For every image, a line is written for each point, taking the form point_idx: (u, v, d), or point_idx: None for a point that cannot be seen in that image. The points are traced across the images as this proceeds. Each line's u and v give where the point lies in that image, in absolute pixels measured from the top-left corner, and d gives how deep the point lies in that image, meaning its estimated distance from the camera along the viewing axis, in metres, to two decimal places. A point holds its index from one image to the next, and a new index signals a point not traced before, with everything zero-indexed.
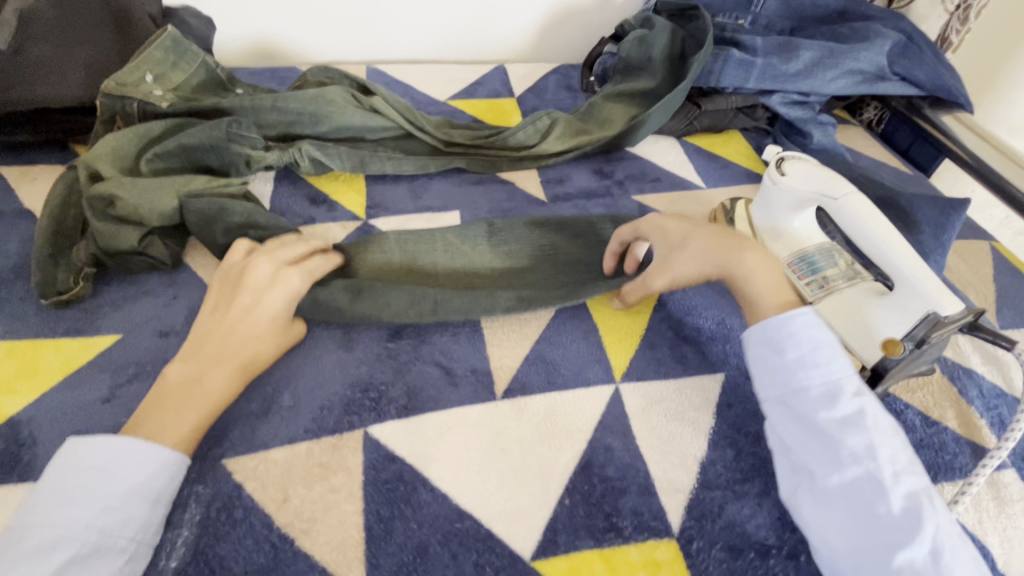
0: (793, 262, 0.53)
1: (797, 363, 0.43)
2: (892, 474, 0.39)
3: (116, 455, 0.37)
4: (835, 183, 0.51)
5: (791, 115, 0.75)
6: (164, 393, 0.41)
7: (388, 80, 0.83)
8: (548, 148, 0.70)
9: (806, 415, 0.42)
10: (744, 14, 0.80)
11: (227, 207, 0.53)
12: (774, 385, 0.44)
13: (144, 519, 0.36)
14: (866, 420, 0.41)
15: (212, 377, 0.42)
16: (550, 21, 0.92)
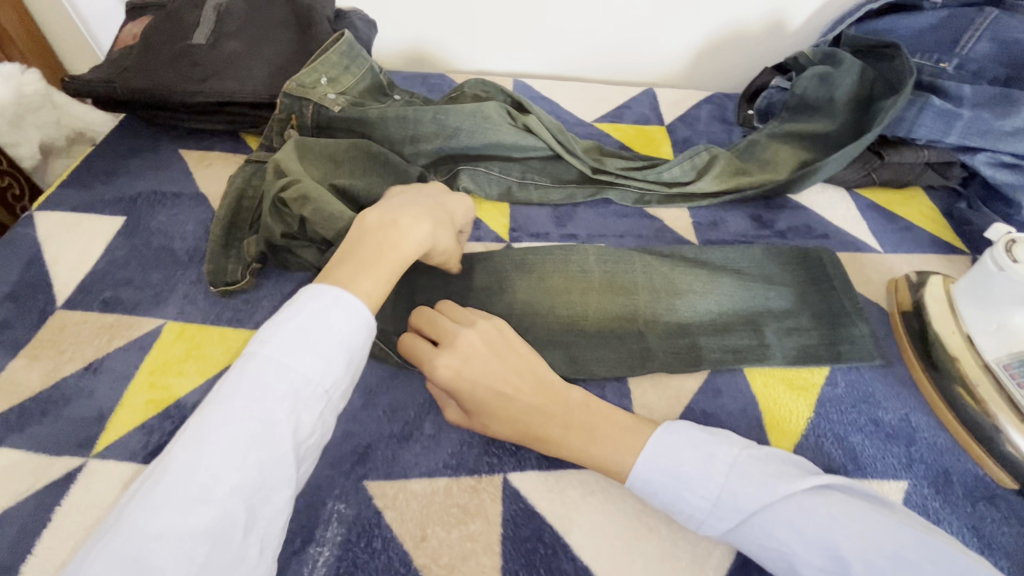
0: (1011, 364, 0.45)
1: (676, 488, 0.38)
2: (880, 556, 0.33)
3: (320, 318, 0.37)
4: None
5: (995, 179, 0.64)
6: (365, 235, 0.43)
7: (534, 96, 0.82)
8: (705, 186, 0.65)
9: (757, 546, 0.36)
10: (948, 57, 0.71)
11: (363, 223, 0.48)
12: (690, 525, 0.38)
13: (334, 380, 0.36)
14: (723, 493, 0.37)
15: (409, 238, 0.43)
16: (709, 46, 0.86)
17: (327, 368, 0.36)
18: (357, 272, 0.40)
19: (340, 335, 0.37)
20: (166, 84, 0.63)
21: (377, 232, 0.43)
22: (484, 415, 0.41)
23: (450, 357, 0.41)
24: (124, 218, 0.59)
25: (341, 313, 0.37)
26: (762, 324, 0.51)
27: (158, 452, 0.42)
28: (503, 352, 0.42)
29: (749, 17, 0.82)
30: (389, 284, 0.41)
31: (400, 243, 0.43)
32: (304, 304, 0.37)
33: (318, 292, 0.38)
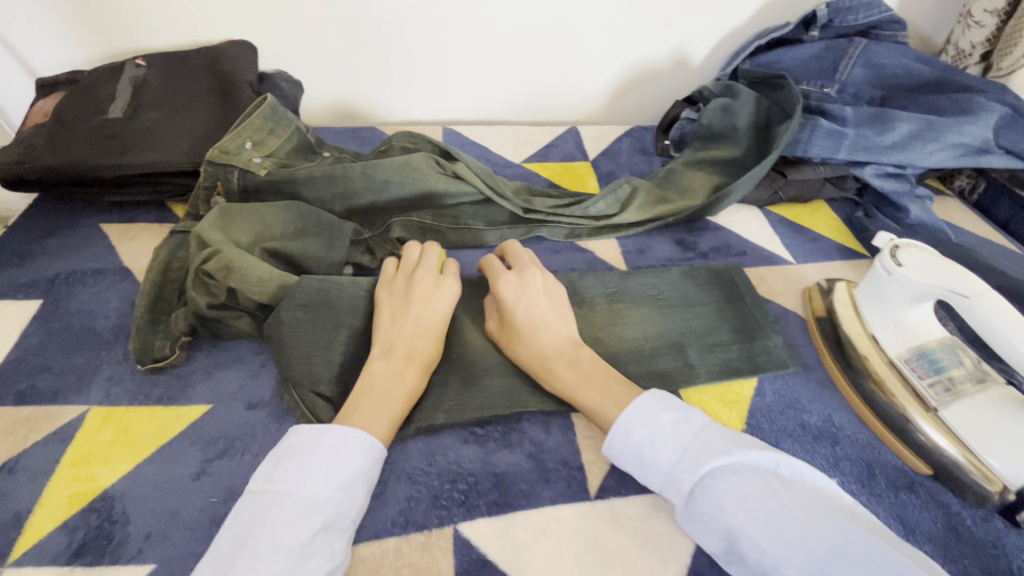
0: (913, 359, 0.49)
1: (651, 441, 0.41)
2: (815, 545, 0.33)
3: (346, 456, 0.39)
4: (964, 279, 0.46)
5: (886, 188, 0.71)
6: (371, 384, 0.44)
7: (464, 142, 0.85)
8: (629, 216, 0.68)
9: (707, 516, 0.38)
10: (829, 82, 0.79)
11: (304, 281, 0.50)
12: (654, 483, 0.41)
13: (357, 507, 0.39)
14: (677, 468, 0.40)
15: (412, 374, 0.46)
16: (623, 83, 0.92)
17: (351, 503, 0.38)
18: (363, 419, 0.42)
19: (363, 467, 0.40)
20: (81, 159, 0.61)
21: (384, 378, 0.45)
22: (533, 331, 0.49)
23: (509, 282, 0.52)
24: (41, 302, 0.56)
25: (363, 450, 0.40)
26: (687, 345, 0.54)
27: (84, 551, 0.39)
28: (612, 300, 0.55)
29: (654, 56, 0.89)
30: (390, 422, 0.43)
31: (405, 385, 0.45)
32: (335, 440, 0.40)
33: (345, 430, 0.41)
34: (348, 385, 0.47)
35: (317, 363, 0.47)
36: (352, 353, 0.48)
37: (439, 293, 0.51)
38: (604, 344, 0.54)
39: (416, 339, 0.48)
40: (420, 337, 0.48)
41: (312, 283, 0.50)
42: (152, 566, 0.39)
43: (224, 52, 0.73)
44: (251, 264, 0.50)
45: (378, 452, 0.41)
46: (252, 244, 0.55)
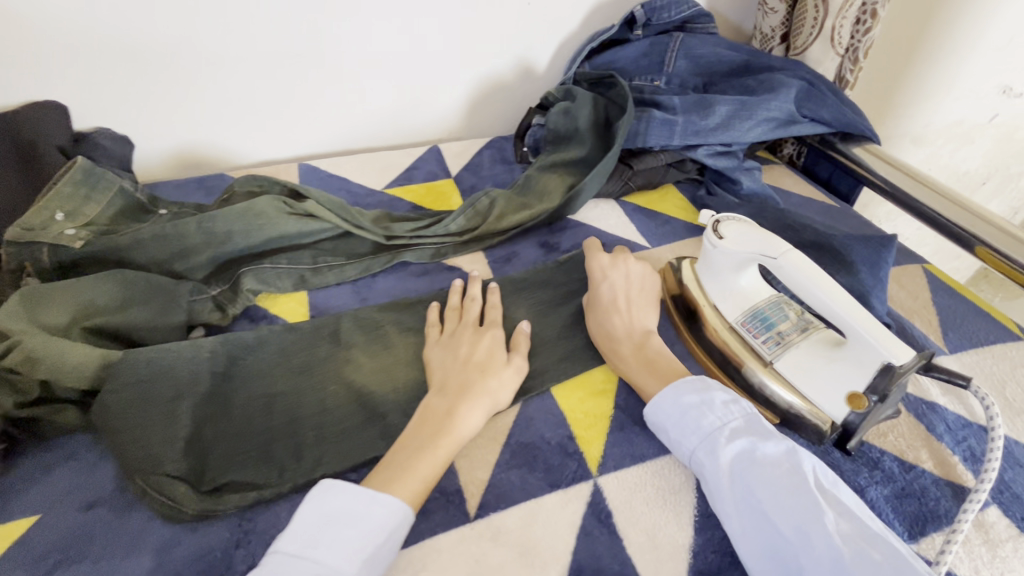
0: (748, 321, 0.53)
1: (700, 409, 0.45)
2: (749, 510, 0.40)
3: (350, 504, 0.40)
4: (773, 242, 0.51)
5: (718, 165, 0.78)
6: (420, 426, 0.46)
7: (322, 175, 0.82)
8: (491, 227, 0.69)
9: (728, 484, 0.42)
10: (659, 75, 0.86)
11: (127, 357, 0.48)
12: (686, 443, 0.45)
13: (390, 533, 0.39)
14: (727, 440, 0.43)
15: (464, 419, 0.46)
16: (476, 97, 0.94)
17: (380, 534, 0.39)
18: (412, 456, 0.44)
19: (376, 502, 0.40)
20: None
21: (441, 416, 0.46)
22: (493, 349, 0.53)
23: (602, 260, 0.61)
24: None
25: (366, 498, 0.40)
26: (557, 346, 0.56)
27: None
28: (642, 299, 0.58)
29: (500, 67, 0.92)
30: (436, 464, 0.44)
31: (456, 424, 0.46)
32: (336, 497, 0.40)
33: (336, 487, 0.41)
34: (197, 459, 0.45)
35: (158, 443, 0.45)
36: (199, 423, 0.47)
37: (482, 340, 0.53)
38: None
39: (456, 381, 0.49)
40: (469, 375, 0.50)
41: (136, 357, 0.48)
42: None
43: (22, 117, 0.65)
44: (67, 351, 0.46)
45: (404, 513, 0.40)
46: (71, 325, 0.50)
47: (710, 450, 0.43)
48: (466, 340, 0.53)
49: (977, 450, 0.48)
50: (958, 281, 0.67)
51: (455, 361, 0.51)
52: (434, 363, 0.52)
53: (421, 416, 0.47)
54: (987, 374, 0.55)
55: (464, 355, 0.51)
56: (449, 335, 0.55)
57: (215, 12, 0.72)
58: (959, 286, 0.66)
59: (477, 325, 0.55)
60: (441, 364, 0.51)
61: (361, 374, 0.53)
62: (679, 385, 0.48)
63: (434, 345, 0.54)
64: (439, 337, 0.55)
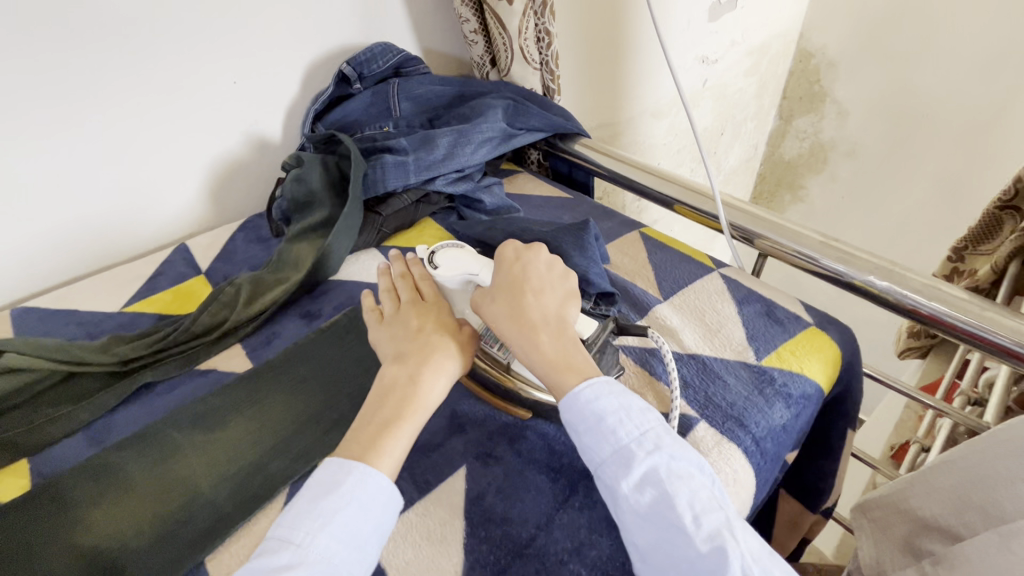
0: (487, 333, 0.54)
1: (619, 415, 0.45)
2: (659, 527, 0.41)
3: (324, 488, 0.42)
4: (473, 261, 0.54)
5: (460, 191, 0.83)
6: (383, 404, 0.47)
7: (41, 315, 0.72)
8: (241, 315, 0.67)
9: (636, 502, 0.42)
10: (388, 120, 0.90)
11: None
12: (602, 451, 0.45)
13: (355, 502, 0.42)
14: (646, 454, 0.44)
15: (428, 386, 0.47)
16: (216, 183, 0.90)
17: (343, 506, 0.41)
18: (377, 437, 0.45)
19: (350, 475, 0.42)
20: None
21: (404, 384, 0.47)
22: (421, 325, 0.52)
23: (513, 249, 0.53)
24: None
25: (335, 479, 0.42)
26: (322, 417, 0.56)
27: None
28: (556, 278, 0.53)
29: (230, 148, 0.89)
30: (408, 438, 0.46)
31: (424, 389, 0.47)
32: (330, 478, 0.43)
33: (337, 468, 0.43)
34: None
35: None
36: None
37: (417, 314, 0.53)
38: (227, 461, 0.53)
39: (419, 347, 0.50)
40: (422, 343, 0.50)
41: None
42: None
43: None
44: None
45: (370, 478, 0.43)
46: None
47: (627, 463, 0.43)
48: (411, 314, 0.53)
49: (688, 378, 0.57)
50: (668, 235, 0.79)
51: (410, 335, 0.51)
52: (388, 343, 0.52)
53: (382, 388, 0.48)
54: (692, 310, 0.66)
55: (416, 328, 0.51)
56: (387, 322, 0.54)
57: None
58: (668, 240, 0.78)
59: (414, 300, 0.55)
60: (395, 346, 0.51)
61: (96, 526, 0.48)
62: (596, 385, 0.46)
63: (387, 327, 0.53)
64: (394, 313, 0.54)
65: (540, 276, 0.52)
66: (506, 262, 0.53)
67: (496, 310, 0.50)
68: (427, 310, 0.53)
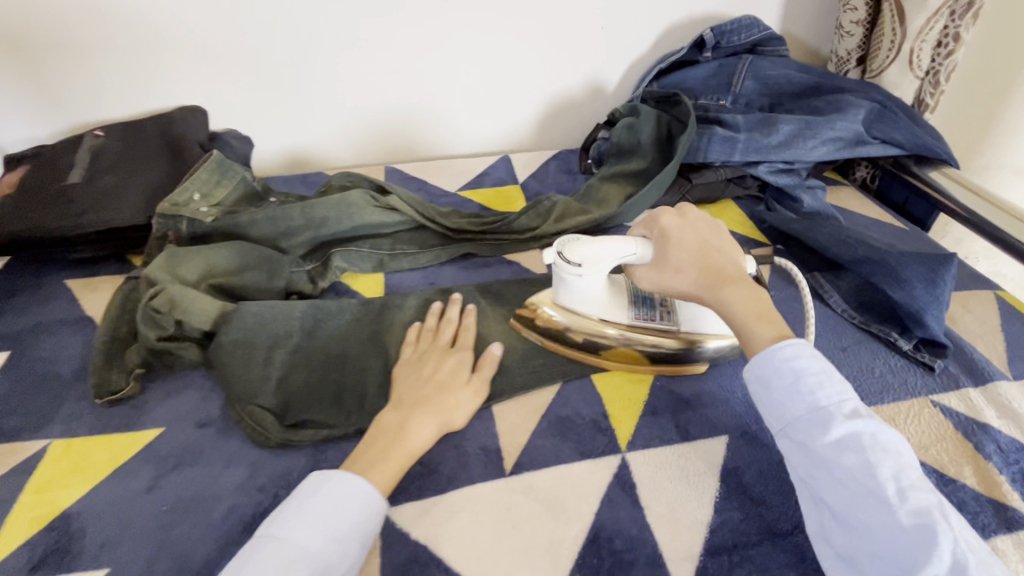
0: (637, 310, 0.56)
1: (819, 381, 0.43)
2: (857, 493, 0.38)
3: (303, 494, 0.43)
4: (619, 246, 0.52)
5: (779, 183, 0.79)
6: (378, 436, 0.48)
7: (404, 177, 0.92)
8: (550, 228, 0.75)
9: (837, 467, 0.40)
10: (725, 95, 0.89)
11: (245, 308, 0.58)
12: (796, 409, 0.43)
13: (330, 504, 0.42)
14: (859, 436, 0.40)
15: (416, 431, 0.48)
16: (548, 112, 1.01)
17: (328, 505, 0.42)
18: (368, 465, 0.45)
19: (315, 484, 0.43)
20: (44, 222, 0.68)
21: (393, 428, 0.48)
22: (448, 370, 0.53)
23: (670, 216, 0.54)
24: (9, 353, 0.61)
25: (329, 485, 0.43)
26: None
27: (44, 563, 0.43)
28: (710, 229, 0.53)
29: (572, 86, 0.98)
30: (395, 469, 0.46)
31: (409, 436, 0.48)
32: (308, 490, 0.43)
33: (315, 481, 0.43)
34: (283, 399, 0.54)
35: (255, 382, 0.54)
36: (287, 371, 0.56)
37: (448, 362, 0.54)
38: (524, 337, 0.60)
39: (423, 397, 0.50)
40: (428, 391, 0.51)
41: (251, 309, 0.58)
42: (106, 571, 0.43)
43: (175, 119, 0.80)
44: (195, 306, 0.56)
45: (354, 485, 0.43)
46: (199, 281, 0.62)
47: (825, 422, 0.41)
48: (432, 359, 0.54)
49: None
50: None
51: (437, 379, 0.52)
52: (397, 377, 0.53)
53: (376, 428, 0.48)
54: None
55: (437, 377, 0.52)
56: (416, 354, 0.55)
57: (327, 38, 0.85)
58: None
59: (447, 346, 0.56)
60: (398, 385, 0.52)
61: None
62: (799, 350, 0.44)
63: (404, 364, 0.54)
64: (422, 352, 0.55)
65: (709, 243, 0.52)
66: (667, 234, 0.53)
67: (679, 280, 0.51)
68: (461, 358, 0.55)
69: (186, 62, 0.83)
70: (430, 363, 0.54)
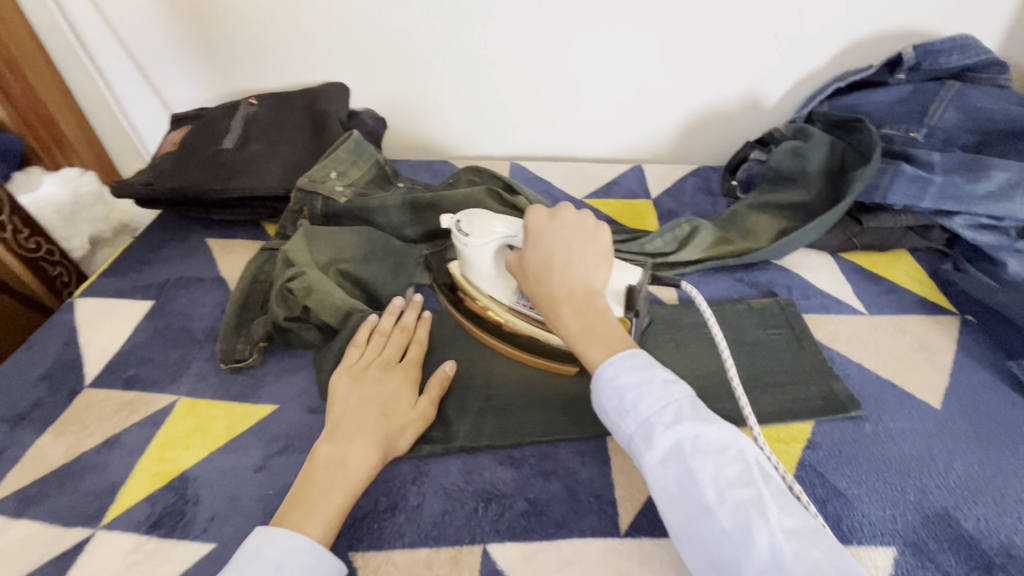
0: (519, 295, 0.54)
1: (638, 388, 0.40)
2: (694, 510, 0.35)
3: (250, 557, 0.37)
4: (493, 227, 0.52)
5: (978, 240, 0.66)
6: (312, 476, 0.42)
7: (528, 176, 0.88)
8: (686, 255, 0.68)
9: (670, 485, 0.37)
10: (917, 126, 0.75)
11: (366, 299, 0.58)
12: (626, 426, 0.39)
13: (285, 570, 0.37)
14: (683, 445, 0.37)
15: (355, 459, 0.43)
16: (692, 123, 0.92)
17: (279, 571, 0.37)
18: (308, 506, 0.41)
19: (266, 547, 0.38)
20: (196, 182, 0.72)
21: (335, 465, 0.43)
22: (390, 393, 0.49)
23: (539, 216, 0.49)
24: (152, 302, 0.65)
25: (276, 547, 0.38)
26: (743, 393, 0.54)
27: (159, 524, 0.44)
28: (580, 237, 0.47)
29: (726, 97, 0.88)
30: (343, 502, 0.42)
31: (351, 464, 0.43)
32: (252, 553, 0.38)
33: (259, 540, 0.38)
34: None
35: None
36: None
37: (392, 383, 0.50)
38: None
39: (364, 423, 0.46)
40: (369, 417, 0.46)
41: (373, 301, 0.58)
42: (212, 545, 0.43)
43: (321, 93, 0.81)
44: (328, 293, 0.57)
45: (301, 545, 0.38)
46: (328, 262, 0.62)
47: (649, 436, 0.38)
48: (370, 377, 0.50)
49: None
50: None
51: (375, 403, 0.47)
52: (330, 403, 0.48)
53: (313, 463, 0.43)
54: None
55: (377, 403, 0.47)
56: (349, 372, 0.50)
57: (478, 28, 0.82)
58: None
59: (390, 360, 0.52)
60: (336, 411, 0.47)
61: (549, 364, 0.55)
62: (618, 360, 0.42)
63: (337, 386, 0.49)
64: (355, 373, 0.50)
65: (569, 250, 0.47)
66: (528, 237, 0.48)
67: (530, 287, 0.48)
68: (408, 379, 0.51)
69: (340, 40, 0.85)
70: (366, 387, 0.49)
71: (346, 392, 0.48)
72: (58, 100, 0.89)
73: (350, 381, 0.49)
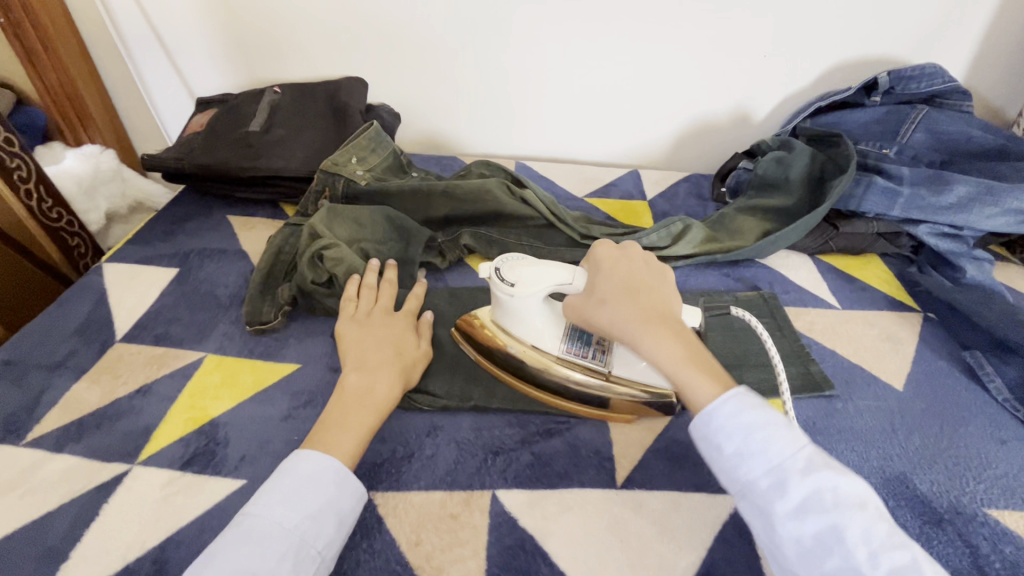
0: (569, 343, 0.51)
1: (764, 432, 0.38)
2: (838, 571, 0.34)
3: (286, 471, 0.41)
4: (552, 274, 0.50)
5: (940, 247, 0.73)
6: (343, 402, 0.46)
7: (533, 174, 0.94)
8: (678, 249, 0.73)
9: (810, 539, 0.35)
10: (890, 144, 0.83)
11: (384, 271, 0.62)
12: (749, 471, 0.37)
13: (318, 485, 0.40)
14: (824, 498, 0.35)
15: (382, 387, 0.48)
16: (686, 134, 0.99)
17: (311, 486, 0.40)
18: (341, 429, 0.44)
19: (301, 465, 0.41)
20: (222, 161, 0.76)
21: (363, 392, 0.47)
22: (396, 334, 0.53)
23: (603, 247, 0.49)
24: (177, 270, 0.68)
25: (309, 466, 0.41)
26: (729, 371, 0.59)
27: (192, 462, 0.48)
28: (642, 264, 0.48)
29: (718, 111, 0.96)
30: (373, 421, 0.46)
31: (376, 391, 0.47)
32: (289, 468, 0.41)
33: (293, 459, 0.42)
34: None
35: None
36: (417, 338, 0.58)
37: (398, 327, 0.55)
38: None
39: (382, 357, 0.50)
40: (386, 354, 0.51)
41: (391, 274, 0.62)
42: (242, 482, 0.46)
43: (342, 85, 0.86)
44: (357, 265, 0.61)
45: (327, 464, 0.42)
46: (348, 238, 0.66)
47: (781, 484, 0.36)
48: (376, 321, 0.54)
49: None
50: None
51: (387, 341, 0.52)
52: (344, 345, 0.52)
53: (342, 393, 0.47)
54: None
55: (388, 341, 0.52)
56: (357, 318, 0.55)
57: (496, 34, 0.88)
58: None
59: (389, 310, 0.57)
60: (353, 350, 0.51)
61: None
62: (738, 395, 0.39)
63: (348, 332, 0.53)
64: (360, 320, 0.54)
65: (640, 276, 0.47)
66: (596, 268, 0.48)
67: (603, 314, 0.45)
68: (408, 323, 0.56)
69: (363, 38, 0.90)
70: (376, 330, 0.53)
71: (358, 334, 0.53)
72: (85, 81, 0.93)
73: (359, 326, 0.54)
